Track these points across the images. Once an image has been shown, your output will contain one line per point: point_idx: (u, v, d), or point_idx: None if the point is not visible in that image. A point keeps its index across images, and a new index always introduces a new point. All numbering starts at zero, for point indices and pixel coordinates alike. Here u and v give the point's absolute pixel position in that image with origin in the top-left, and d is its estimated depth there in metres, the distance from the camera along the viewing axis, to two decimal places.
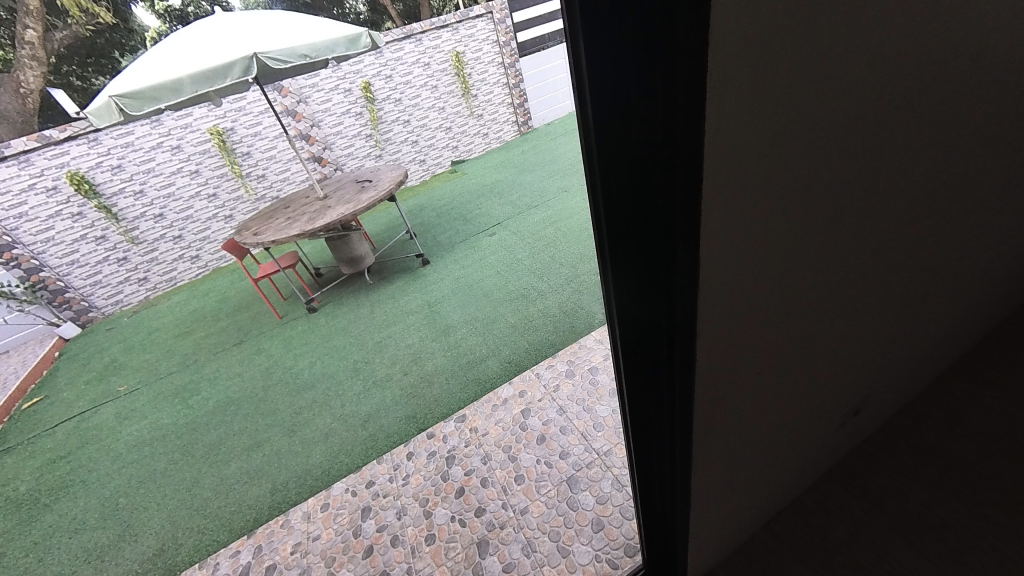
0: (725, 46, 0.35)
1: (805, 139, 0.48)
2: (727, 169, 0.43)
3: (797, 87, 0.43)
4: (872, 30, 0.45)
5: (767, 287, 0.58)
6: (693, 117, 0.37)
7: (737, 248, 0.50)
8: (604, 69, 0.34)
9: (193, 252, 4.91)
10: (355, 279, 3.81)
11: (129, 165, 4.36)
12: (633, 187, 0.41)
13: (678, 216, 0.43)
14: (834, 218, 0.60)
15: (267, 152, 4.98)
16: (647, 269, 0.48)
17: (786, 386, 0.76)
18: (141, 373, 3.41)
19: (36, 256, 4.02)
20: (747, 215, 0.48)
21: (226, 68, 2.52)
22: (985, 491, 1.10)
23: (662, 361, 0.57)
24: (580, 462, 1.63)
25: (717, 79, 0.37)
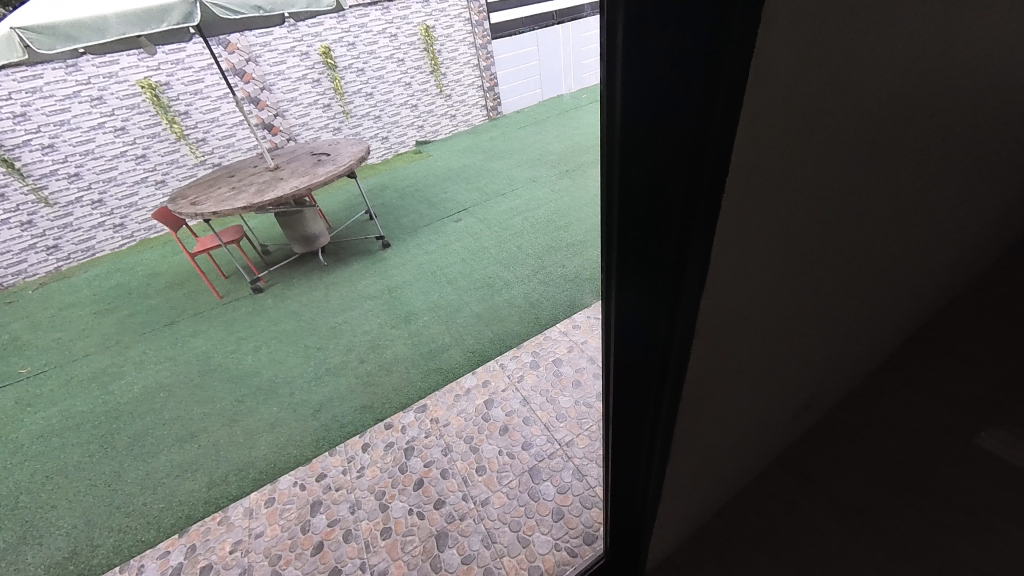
0: (772, 34, 0.33)
1: (821, 142, 0.47)
2: (748, 169, 0.41)
3: (823, 90, 0.42)
4: (897, 36, 0.45)
5: (760, 289, 0.59)
6: (730, 110, 0.36)
7: (743, 247, 0.50)
8: (641, 51, 0.31)
9: (116, 220, 4.34)
10: (308, 259, 3.57)
11: (36, 114, 3.76)
12: (653, 182, 0.39)
13: (697, 214, 0.42)
14: (827, 225, 0.61)
15: (209, 114, 4.51)
16: (655, 269, 0.46)
17: (758, 383, 0.79)
18: (49, 354, 3.00)
19: None
20: (757, 217, 0.48)
21: (162, 11, 2.19)
22: (903, 476, 1.23)
23: (655, 359, 0.56)
24: (542, 453, 1.63)
25: (754, 73, 0.35)
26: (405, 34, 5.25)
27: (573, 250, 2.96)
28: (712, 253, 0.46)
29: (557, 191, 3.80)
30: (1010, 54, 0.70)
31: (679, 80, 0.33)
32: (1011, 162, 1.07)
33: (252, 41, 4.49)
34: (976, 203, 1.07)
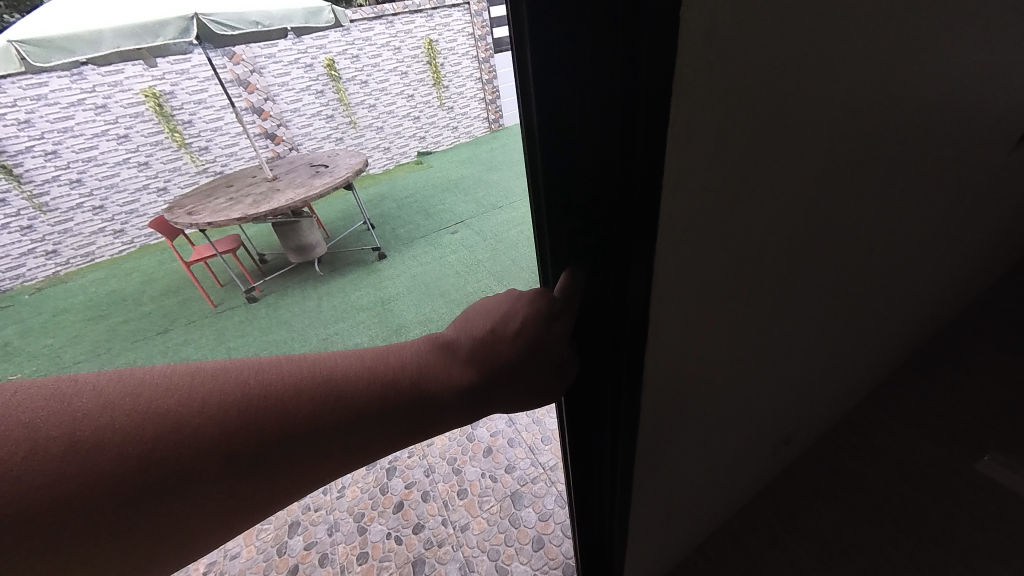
0: (696, 74, 0.29)
1: (768, 187, 0.43)
2: (683, 216, 0.37)
3: (765, 133, 0.38)
4: (848, 68, 0.41)
5: (719, 335, 0.54)
6: (654, 149, 0.31)
7: (688, 297, 0.45)
8: (552, 76, 0.28)
9: (116, 226, 4.34)
10: (303, 269, 3.56)
11: (40, 121, 3.81)
12: (581, 213, 0.36)
13: (634, 255, 0.37)
14: (792, 267, 0.57)
15: (212, 123, 4.56)
16: (592, 307, 0.42)
17: (732, 426, 0.73)
18: (39, 361, 3.00)
19: None
20: (705, 264, 0.43)
21: (158, 26, 2.23)
22: (890, 513, 1.13)
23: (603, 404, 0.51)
24: (525, 477, 1.60)
25: (677, 113, 0.31)
26: (408, 47, 5.32)
27: None
28: (653, 302, 0.41)
29: None
30: (984, 88, 0.68)
31: (597, 109, 0.31)
32: (992, 195, 1.05)
33: (256, 53, 4.57)
34: (959, 235, 1.05)
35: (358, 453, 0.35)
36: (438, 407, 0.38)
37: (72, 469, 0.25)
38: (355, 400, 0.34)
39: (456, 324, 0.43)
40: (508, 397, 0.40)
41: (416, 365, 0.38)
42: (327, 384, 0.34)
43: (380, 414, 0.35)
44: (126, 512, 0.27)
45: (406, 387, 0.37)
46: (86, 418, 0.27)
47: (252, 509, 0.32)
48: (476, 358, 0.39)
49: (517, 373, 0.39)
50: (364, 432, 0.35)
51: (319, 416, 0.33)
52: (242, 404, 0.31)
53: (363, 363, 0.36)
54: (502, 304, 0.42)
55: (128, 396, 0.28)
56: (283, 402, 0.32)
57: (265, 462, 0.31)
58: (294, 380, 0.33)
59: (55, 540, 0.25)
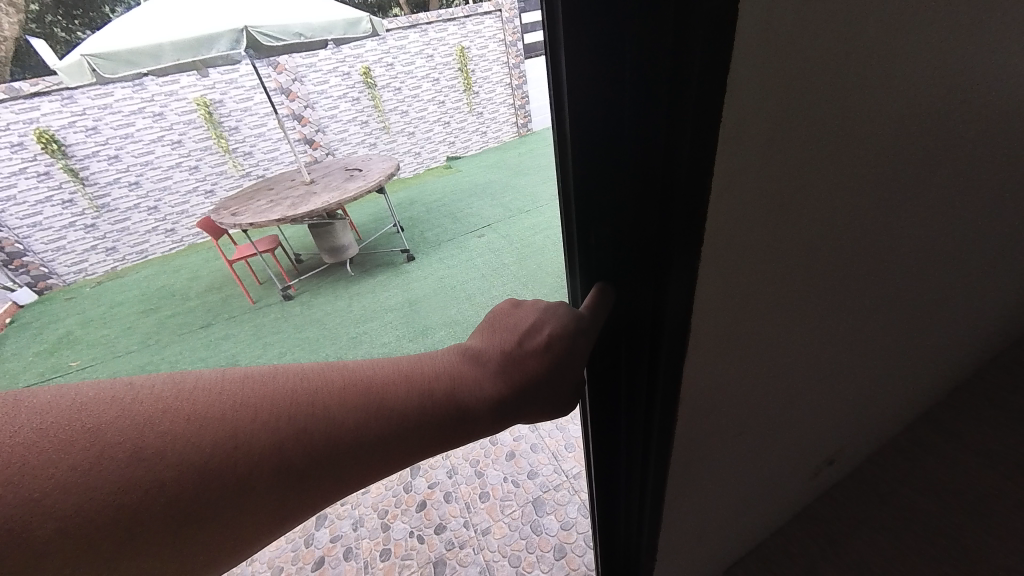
0: (754, 70, 0.28)
1: (818, 201, 0.41)
2: (728, 228, 0.36)
3: (814, 144, 0.36)
4: (909, 74, 0.39)
5: (760, 352, 0.51)
6: (704, 155, 0.30)
7: (730, 304, 0.42)
8: (585, 69, 0.29)
9: (168, 225, 4.72)
10: (336, 269, 3.68)
11: (106, 128, 4.09)
12: (613, 219, 0.35)
13: (675, 265, 0.36)
14: (842, 279, 0.54)
15: (256, 129, 4.78)
16: (622, 313, 0.41)
17: (768, 446, 0.69)
18: (96, 350, 3.25)
19: (19, 241, 3.98)
20: (745, 279, 0.42)
21: (212, 40, 2.40)
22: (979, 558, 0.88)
23: (636, 415, 0.50)
24: (547, 484, 1.58)
25: (728, 121, 0.29)
26: (441, 54, 5.43)
27: None
28: (695, 311, 0.39)
29: None
30: None
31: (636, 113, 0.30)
32: None
33: (298, 63, 4.75)
34: None
35: (392, 463, 0.36)
36: (468, 418, 0.38)
37: (141, 469, 0.27)
38: (394, 407, 0.35)
39: (481, 334, 0.43)
40: (533, 404, 0.40)
41: (447, 375, 0.39)
42: (364, 393, 0.35)
43: (412, 425, 0.35)
44: (180, 524, 0.28)
45: (441, 395, 0.37)
46: (152, 423, 0.28)
47: (298, 513, 0.32)
48: (503, 370, 0.40)
49: (543, 386, 0.39)
50: (402, 440, 0.35)
51: (359, 425, 0.33)
52: (286, 414, 0.32)
53: (397, 373, 0.37)
54: (518, 317, 0.43)
55: (188, 401, 0.30)
56: (324, 410, 0.32)
57: (314, 468, 0.32)
58: (333, 392, 0.34)
59: (127, 543, 0.26)
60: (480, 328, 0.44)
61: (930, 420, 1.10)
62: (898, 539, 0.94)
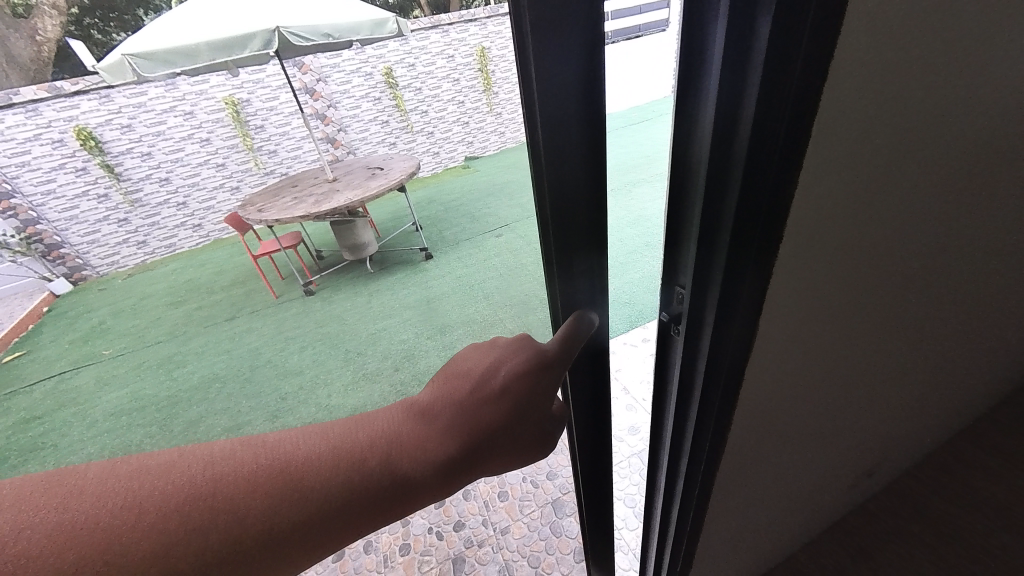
0: (857, 60, 0.27)
1: (901, 199, 0.40)
2: (810, 227, 0.34)
3: (902, 141, 0.35)
4: (1010, 68, 0.37)
5: (827, 357, 0.49)
6: (794, 153, 0.29)
7: (803, 306, 0.41)
8: (547, 86, 0.30)
9: (195, 221, 4.90)
10: (356, 266, 3.74)
11: (140, 126, 4.38)
12: (586, 220, 0.39)
13: (747, 267, 0.34)
14: (913, 285, 0.51)
15: (280, 128, 4.86)
16: (674, 315, 0.40)
17: (815, 454, 0.67)
18: (127, 340, 3.37)
19: (57, 233, 4.11)
20: (820, 282, 0.40)
21: (246, 39, 2.47)
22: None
23: (692, 425, 0.47)
24: (567, 485, 1.57)
25: (824, 116, 0.29)
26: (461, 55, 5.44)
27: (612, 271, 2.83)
28: (765, 310, 0.38)
29: None
30: None
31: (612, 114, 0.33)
32: None
33: (322, 63, 4.75)
34: None
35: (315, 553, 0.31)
36: (410, 499, 0.34)
37: None
38: (316, 489, 0.30)
39: (434, 384, 0.39)
40: (494, 455, 0.38)
41: (385, 445, 0.34)
42: (277, 476, 0.30)
43: (340, 509, 0.31)
44: None
45: (376, 467, 0.33)
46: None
47: None
48: (454, 426, 0.36)
49: (498, 438, 0.37)
50: (325, 526, 0.30)
51: (267, 521, 0.29)
52: (169, 522, 0.26)
53: (323, 444, 0.32)
54: (474, 365, 0.39)
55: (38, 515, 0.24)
56: (227, 508, 0.28)
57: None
58: (242, 482, 0.29)
59: None
60: (435, 377, 0.40)
61: (972, 434, 1.04)
62: (935, 558, 0.90)
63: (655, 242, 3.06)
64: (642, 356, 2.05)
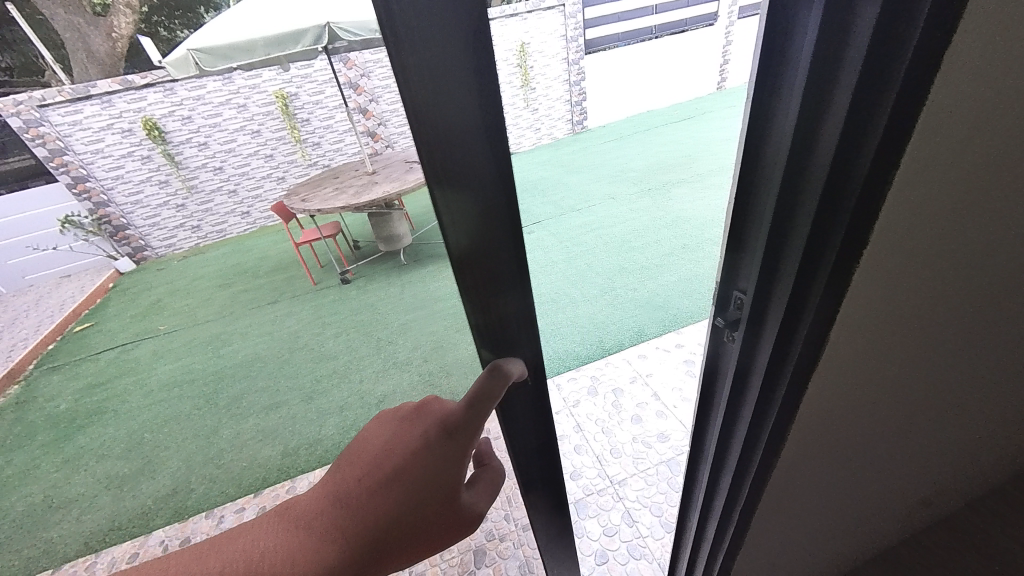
0: (974, 51, 0.25)
1: (1002, 206, 0.36)
2: (902, 232, 0.31)
3: (1009, 141, 0.32)
4: None
5: (900, 374, 0.45)
6: (893, 152, 0.27)
7: (882, 318, 0.37)
8: (433, 81, 0.28)
9: (244, 208, 5.10)
10: (390, 257, 3.83)
11: (198, 118, 4.58)
12: (492, 246, 0.37)
13: (822, 276, 0.32)
14: (1006, 301, 0.46)
15: (325, 121, 5.08)
16: (731, 321, 0.39)
17: (870, 477, 0.61)
18: (180, 317, 3.61)
19: (123, 216, 4.61)
20: (903, 294, 0.36)
21: (298, 34, 2.54)
22: None
23: (742, 434, 0.46)
24: (590, 487, 1.54)
25: (932, 110, 0.26)
26: None
27: (646, 273, 2.75)
28: (839, 319, 0.35)
29: (636, 210, 3.62)
30: None
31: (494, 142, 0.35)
32: None
33: (366, 59, 5.00)
34: None
35: None
36: None
37: None
38: None
39: (321, 488, 0.42)
40: (386, 556, 0.39)
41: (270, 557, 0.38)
42: None
43: None
44: None
45: None
46: None
47: None
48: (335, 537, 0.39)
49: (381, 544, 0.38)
50: None
51: None
52: None
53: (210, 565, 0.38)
54: (373, 445, 0.41)
55: None
56: None
57: None
58: None
59: None
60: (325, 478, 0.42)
61: None
62: None
63: (693, 245, 2.94)
64: (675, 362, 1.98)
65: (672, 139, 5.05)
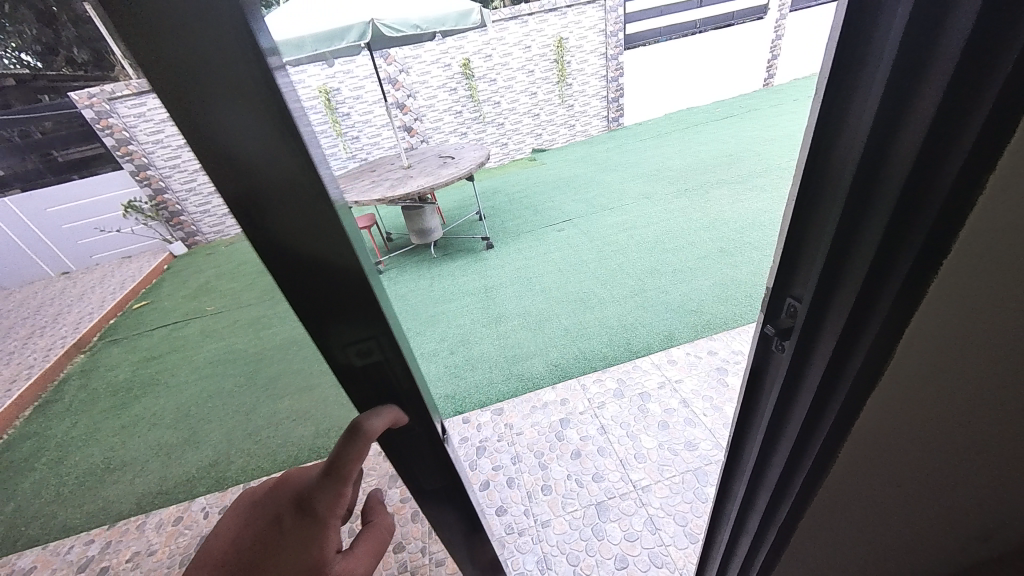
0: None
1: None
2: (991, 248, 0.28)
3: None
4: None
5: (980, 411, 0.39)
6: (982, 163, 0.25)
7: (958, 344, 0.34)
8: (208, 117, 0.26)
9: None
10: (421, 250, 3.91)
11: None
12: (333, 286, 0.35)
13: (886, 289, 0.31)
14: None
15: (364, 116, 5.21)
16: (782, 329, 0.39)
17: (945, 526, 0.54)
18: (225, 299, 3.83)
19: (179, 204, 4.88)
20: (981, 320, 0.32)
21: (344, 31, 2.64)
22: None
23: (787, 445, 0.46)
24: (613, 490, 1.52)
25: None
26: (538, 45, 5.42)
27: (680, 276, 2.67)
28: (903, 339, 0.33)
29: (670, 210, 3.52)
30: None
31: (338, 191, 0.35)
32: None
33: (405, 54, 5.06)
34: None
35: None
36: None
37: None
38: None
39: None
40: None
41: None
42: None
43: None
44: None
45: None
46: None
47: None
48: None
49: None
50: None
51: None
52: None
53: None
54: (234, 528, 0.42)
55: None
56: None
57: None
58: None
59: None
60: None
61: None
62: None
63: (730, 249, 2.83)
64: (706, 369, 1.92)
65: (712, 139, 4.87)
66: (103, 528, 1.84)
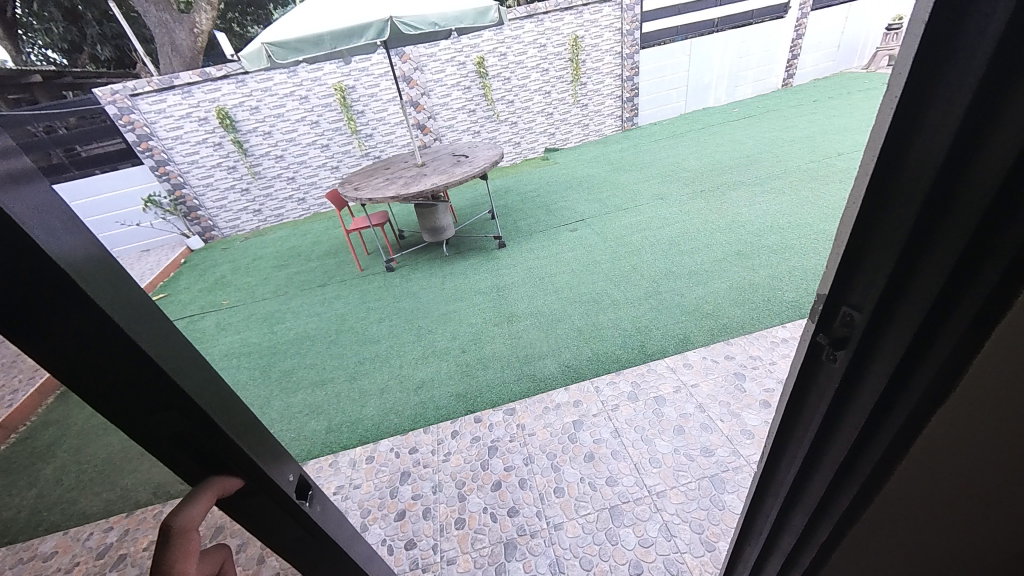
0: None
1: None
2: None
3: None
4: None
5: None
6: None
7: None
8: None
9: (300, 194, 5.37)
10: (433, 248, 3.92)
11: (264, 108, 4.87)
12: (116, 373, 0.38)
13: (965, 298, 0.29)
14: None
15: (379, 114, 5.24)
16: (835, 338, 0.38)
17: None
18: (241, 293, 3.88)
19: (197, 199, 5.03)
20: None
21: (362, 29, 2.64)
22: None
23: (836, 455, 0.45)
24: (627, 495, 1.50)
25: None
26: (553, 45, 5.39)
27: (696, 279, 2.63)
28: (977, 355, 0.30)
29: (686, 212, 3.47)
30: None
31: (112, 279, 0.38)
32: None
33: (421, 53, 5.06)
34: None
35: None
36: None
37: None
38: None
39: None
40: None
41: None
42: None
43: None
44: None
45: None
46: None
47: None
48: None
49: None
50: None
51: None
52: None
53: None
54: None
55: None
56: None
57: None
58: None
59: None
60: None
61: None
62: None
63: (748, 251, 2.78)
64: (725, 373, 1.89)
65: (729, 139, 4.80)
66: (121, 515, 1.88)
